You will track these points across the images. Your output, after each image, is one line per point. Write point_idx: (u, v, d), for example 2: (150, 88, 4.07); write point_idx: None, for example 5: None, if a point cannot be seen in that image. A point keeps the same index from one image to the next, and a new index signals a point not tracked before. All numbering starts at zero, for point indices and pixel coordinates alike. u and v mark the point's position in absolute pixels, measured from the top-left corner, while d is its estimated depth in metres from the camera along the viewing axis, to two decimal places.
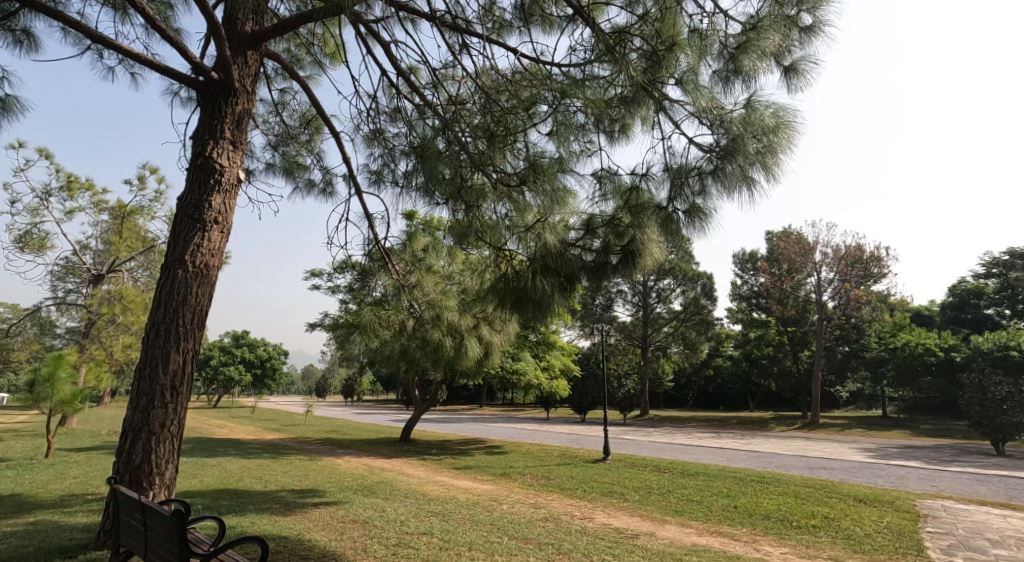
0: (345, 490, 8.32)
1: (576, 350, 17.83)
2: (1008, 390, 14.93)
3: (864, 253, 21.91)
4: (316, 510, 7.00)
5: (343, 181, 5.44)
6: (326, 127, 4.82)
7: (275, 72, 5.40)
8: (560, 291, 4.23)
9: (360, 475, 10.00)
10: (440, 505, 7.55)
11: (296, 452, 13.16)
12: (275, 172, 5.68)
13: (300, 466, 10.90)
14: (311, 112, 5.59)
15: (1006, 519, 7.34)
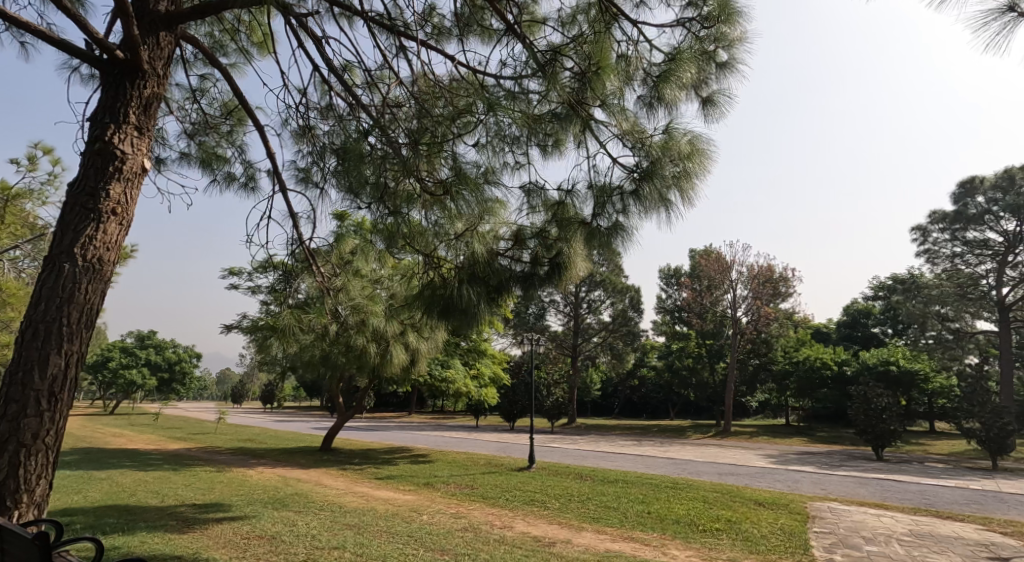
0: (254, 504, 7.90)
1: (506, 359, 17.85)
2: (888, 401, 16.43)
3: (774, 273, 23.56)
4: (218, 526, 6.59)
5: (267, 177, 5.18)
6: (250, 120, 4.56)
7: (194, 57, 5.10)
8: (487, 299, 4.25)
9: (270, 486, 9.51)
10: (356, 517, 7.32)
11: (203, 463, 12.34)
12: (189, 163, 5.33)
13: (206, 478, 10.23)
14: (234, 103, 5.33)
15: (880, 518, 8.07)
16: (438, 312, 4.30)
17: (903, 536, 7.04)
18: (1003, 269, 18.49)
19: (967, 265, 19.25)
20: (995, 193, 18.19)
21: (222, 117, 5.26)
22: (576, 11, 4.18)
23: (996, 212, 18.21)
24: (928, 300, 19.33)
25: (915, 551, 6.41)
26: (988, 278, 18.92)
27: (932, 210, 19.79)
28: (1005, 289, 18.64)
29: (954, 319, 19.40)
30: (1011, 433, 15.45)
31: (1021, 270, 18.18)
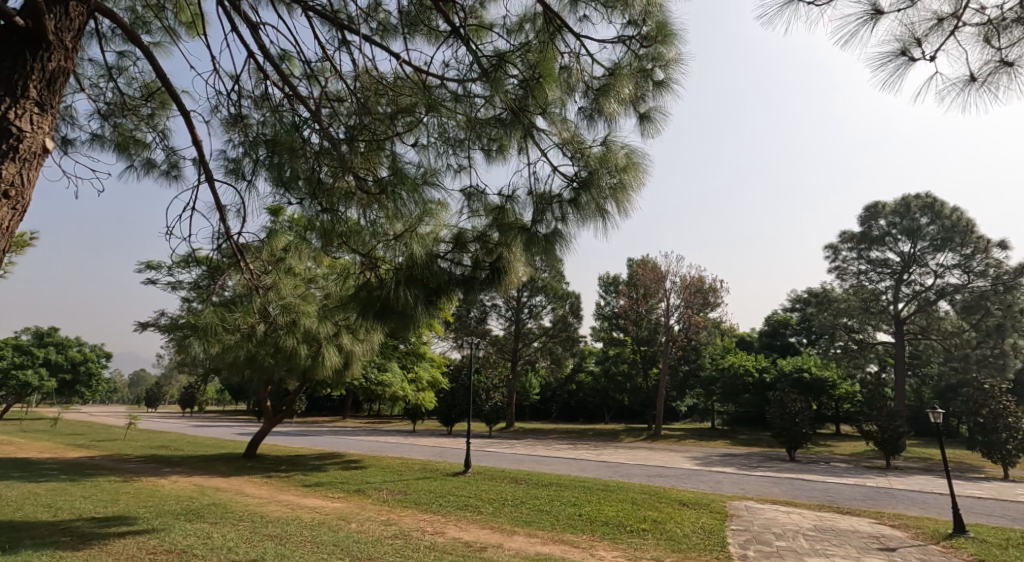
0: (164, 516, 7.46)
1: (445, 362, 17.74)
2: (802, 406, 17.53)
3: (704, 284, 24.68)
4: (120, 541, 6.17)
5: (193, 166, 4.94)
6: (174, 104, 4.35)
7: (112, 32, 4.82)
8: (425, 303, 4.20)
9: (185, 497, 9.00)
10: (278, 527, 7.06)
11: (108, 472, 11.50)
12: (104, 146, 5.02)
13: (110, 489, 9.54)
14: (157, 84, 5.07)
15: (791, 515, 8.60)
16: (374, 313, 4.21)
17: (808, 531, 7.54)
18: (900, 286, 20.13)
19: (870, 281, 20.57)
20: (895, 218, 19.88)
21: (143, 99, 4.98)
22: (524, 19, 4.27)
23: (895, 234, 19.88)
24: (837, 312, 20.90)
25: (818, 545, 6.89)
26: (887, 294, 20.48)
27: (842, 231, 21.28)
28: (900, 304, 20.29)
29: (859, 330, 20.95)
30: (900, 434, 16.87)
31: (914, 287, 19.85)
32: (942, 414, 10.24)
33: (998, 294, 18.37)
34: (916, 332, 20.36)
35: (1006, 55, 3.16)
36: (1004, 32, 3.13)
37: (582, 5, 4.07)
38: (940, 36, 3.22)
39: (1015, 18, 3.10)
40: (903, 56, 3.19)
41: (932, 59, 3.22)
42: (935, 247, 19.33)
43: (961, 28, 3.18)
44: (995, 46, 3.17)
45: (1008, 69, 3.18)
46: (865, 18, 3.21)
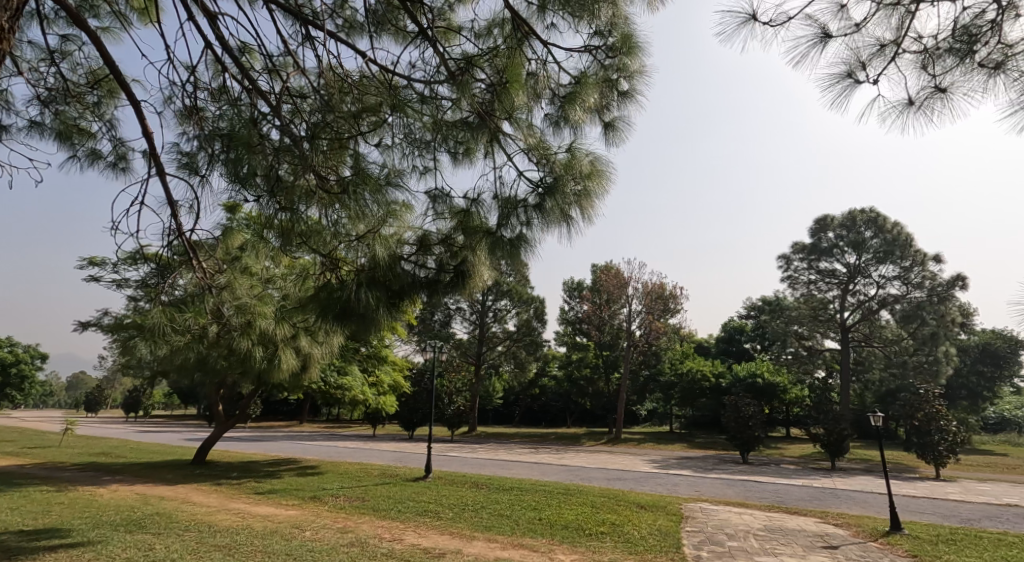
0: (102, 527, 7.15)
1: (407, 365, 17.57)
2: (755, 410, 18.07)
3: (665, 290, 25.19)
4: (52, 555, 5.87)
5: (142, 159, 4.79)
6: (124, 94, 4.22)
7: (55, 15, 4.63)
8: (387, 306, 4.15)
9: (127, 507, 8.64)
10: (228, 536, 6.86)
11: (40, 482, 10.92)
12: (44, 134, 4.82)
13: (41, 500, 9.08)
14: (103, 72, 4.88)
15: (742, 516, 8.85)
16: (334, 315, 4.15)
17: (758, 531, 7.79)
18: (846, 295, 21.00)
19: (820, 291, 21.47)
20: (842, 231, 20.78)
21: (88, 87, 4.78)
22: (492, 24, 4.30)
23: (842, 246, 20.75)
24: (788, 320, 21.52)
25: (767, 544, 7.12)
26: (834, 303, 21.35)
27: (794, 241, 22.04)
28: (846, 313, 21.18)
29: (809, 337, 21.72)
30: (845, 436, 17.56)
31: (859, 297, 20.77)
32: (883, 417, 10.73)
33: (933, 305, 19.32)
34: (860, 339, 21.28)
35: (940, 81, 3.36)
36: (938, 60, 3.33)
37: (549, 13, 4.13)
38: (883, 61, 3.41)
39: (948, 47, 3.30)
40: (849, 79, 3.38)
41: (875, 83, 3.40)
42: (877, 260, 20.26)
43: (902, 54, 3.38)
44: (931, 72, 3.37)
45: (942, 94, 3.38)
46: (815, 41, 3.38)
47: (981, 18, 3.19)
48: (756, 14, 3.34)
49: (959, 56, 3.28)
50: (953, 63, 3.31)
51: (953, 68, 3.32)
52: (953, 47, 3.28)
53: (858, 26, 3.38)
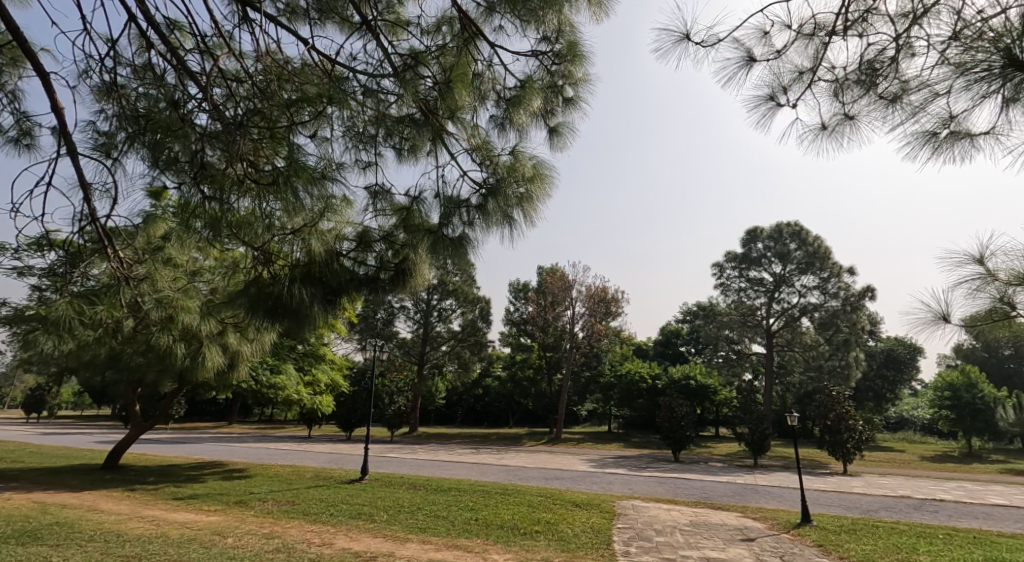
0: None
1: (346, 364, 17.09)
2: (687, 411, 18.76)
3: (607, 294, 25.74)
4: None
5: (50, 135, 4.43)
6: (29, 65, 3.89)
7: None
8: (322, 303, 4.04)
9: (21, 517, 7.98)
10: (139, 546, 6.47)
11: None
12: None
13: None
14: (5, 37, 4.49)
15: (671, 511, 9.17)
16: (264, 311, 3.99)
17: (684, 527, 8.09)
18: (772, 302, 22.13)
19: (750, 298, 22.58)
20: (769, 243, 21.92)
21: None
22: (440, 21, 4.29)
23: (770, 256, 21.88)
24: (720, 325, 22.51)
25: (692, 539, 7.40)
26: (762, 309, 22.45)
27: (727, 251, 23.02)
28: (771, 319, 22.35)
29: (738, 341, 22.71)
30: (766, 435, 18.47)
31: (783, 305, 21.94)
32: (797, 417, 11.34)
33: (847, 313, 20.79)
34: (782, 344, 22.28)
35: (849, 110, 3.60)
36: (847, 89, 3.58)
37: (497, 15, 4.14)
38: (800, 87, 3.63)
39: (855, 79, 3.54)
40: (771, 101, 3.58)
41: (793, 106, 3.62)
42: (801, 270, 21.49)
43: (817, 82, 3.60)
44: (841, 100, 3.62)
45: (850, 122, 3.62)
46: (741, 64, 3.56)
47: (884, 54, 3.44)
48: (689, 34, 3.48)
49: (864, 87, 3.52)
50: (859, 93, 3.55)
51: (860, 98, 3.56)
52: (860, 78, 3.52)
53: (779, 53, 3.59)
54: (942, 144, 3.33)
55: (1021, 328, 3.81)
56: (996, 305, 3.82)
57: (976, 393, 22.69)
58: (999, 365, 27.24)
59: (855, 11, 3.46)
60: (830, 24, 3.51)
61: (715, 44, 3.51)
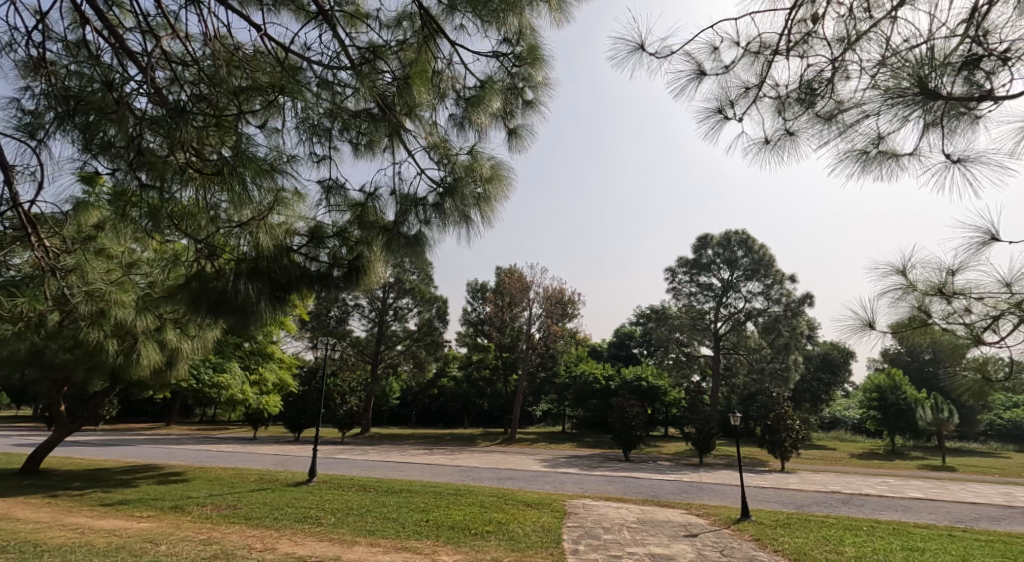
0: None
1: (295, 363, 16.65)
2: (638, 411, 19.13)
3: (564, 295, 25.99)
4: None
5: None
6: None
7: None
8: (270, 300, 3.93)
9: None
10: (62, 556, 6.11)
11: None
12: None
13: None
14: None
15: (619, 510, 9.32)
16: (207, 307, 3.85)
17: (631, 524, 8.24)
18: (720, 306, 22.83)
19: (700, 303, 23.25)
20: (719, 250, 22.65)
21: None
22: (401, 16, 4.21)
23: (719, 263, 22.59)
24: (671, 328, 23.12)
25: (638, 536, 7.55)
26: (711, 313, 23.14)
27: (679, 256, 23.60)
28: (719, 323, 23.06)
29: (687, 344, 23.37)
30: (711, 435, 19.05)
31: (730, 309, 22.68)
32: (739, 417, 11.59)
33: (788, 318, 21.62)
34: (729, 346, 23.04)
35: (790, 126, 3.75)
36: (789, 107, 3.73)
37: (458, 14, 4.10)
38: (746, 102, 3.75)
39: (796, 98, 3.69)
40: (718, 115, 3.69)
41: (740, 121, 3.75)
42: (747, 276, 22.24)
43: (762, 98, 3.73)
44: (783, 117, 3.76)
45: (790, 138, 3.77)
46: (691, 77, 3.65)
47: (821, 75, 3.61)
48: (642, 45, 3.55)
49: (804, 105, 3.67)
50: (799, 111, 3.70)
51: (800, 116, 3.71)
52: (800, 97, 3.67)
53: (728, 68, 3.70)
54: (871, 162, 3.51)
55: (937, 335, 4.03)
56: (914, 312, 4.06)
57: (900, 394, 24.06)
58: (920, 367, 28.99)
59: (797, 33, 3.61)
60: (774, 45, 3.65)
61: (667, 56, 3.60)
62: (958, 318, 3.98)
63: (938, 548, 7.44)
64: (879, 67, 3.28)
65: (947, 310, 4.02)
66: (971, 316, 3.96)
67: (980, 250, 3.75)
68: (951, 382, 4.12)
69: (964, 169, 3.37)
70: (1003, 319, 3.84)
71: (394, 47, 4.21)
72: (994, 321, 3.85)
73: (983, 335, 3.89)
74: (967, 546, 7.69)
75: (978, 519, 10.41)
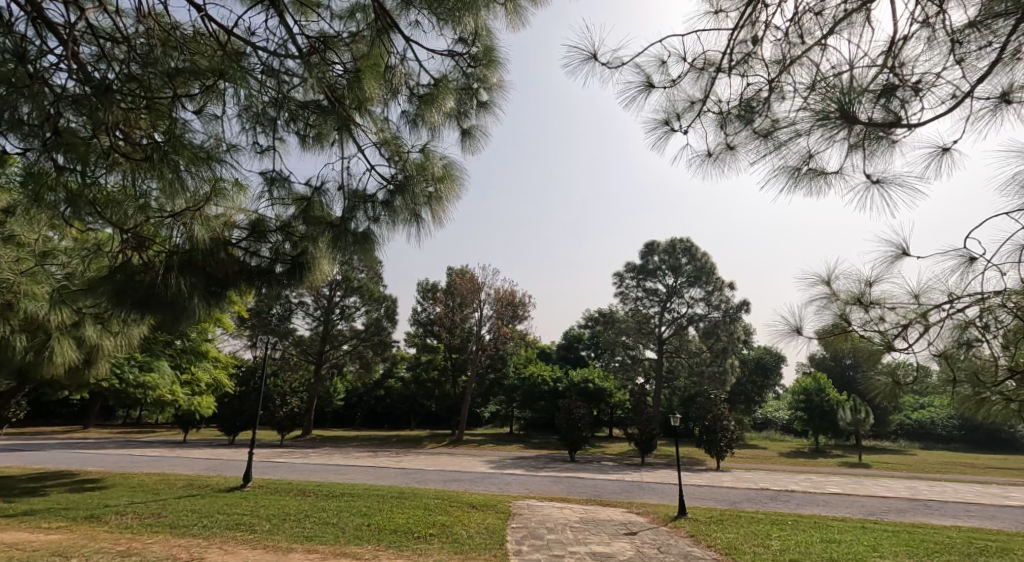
0: None
1: (232, 363, 15.98)
2: (584, 413, 19.38)
3: (515, 298, 26.02)
4: None
5: None
6: None
7: None
8: (204, 295, 3.73)
9: None
10: None
11: None
12: None
13: None
14: None
15: (563, 510, 9.40)
16: (132, 301, 3.58)
17: (574, 524, 8.32)
18: (665, 311, 23.41)
19: (647, 307, 23.77)
20: (664, 256, 23.25)
21: None
22: (354, 8, 4.11)
23: (665, 268, 23.17)
24: (617, 331, 23.58)
25: (581, 535, 7.62)
26: (656, 317, 23.69)
27: (627, 261, 24.05)
28: (664, 326, 23.66)
29: (633, 347, 23.87)
30: (653, 435, 19.49)
31: (674, 314, 23.31)
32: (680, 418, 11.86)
33: (727, 324, 22.39)
34: (671, 350, 23.70)
35: (730, 141, 3.86)
36: (730, 122, 3.84)
37: (413, 10, 4.02)
38: (691, 115, 3.85)
39: (736, 114, 3.81)
40: (665, 126, 3.76)
41: (684, 133, 3.84)
42: (691, 282, 22.90)
43: (706, 112, 3.83)
44: (725, 131, 3.87)
45: (731, 152, 3.88)
46: (640, 89, 3.71)
47: (759, 95, 3.75)
48: (595, 54, 3.58)
49: (744, 121, 3.79)
50: (739, 127, 3.81)
51: (740, 131, 3.82)
52: (740, 113, 3.79)
53: (674, 82, 3.78)
54: (802, 178, 3.66)
55: (857, 342, 4.23)
56: (837, 319, 4.25)
57: (824, 396, 25.35)
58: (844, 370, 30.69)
59: (739, 52, 3.73)
60: (717, 62, 3.76)
61: (616, 67, 3.64)
62: (875, 325, 4.20)
63: (855, 540, 7.88)
64: (809, 91, 3.44)
65: (865, 318, 4.24)
66: (884, 323, 4.19)
67: (893, 263, 3.99)
68: (866, 385, 4.37)
69: (884, 190, 3.57)
70: (911, 327, 4.10)
71: (346, 38, 4.10)
72: (904, 329, 4.11)
73: (894, 341, 4.13)
74: (879, 537, 8.19)
75: (889, 511, 11.12)
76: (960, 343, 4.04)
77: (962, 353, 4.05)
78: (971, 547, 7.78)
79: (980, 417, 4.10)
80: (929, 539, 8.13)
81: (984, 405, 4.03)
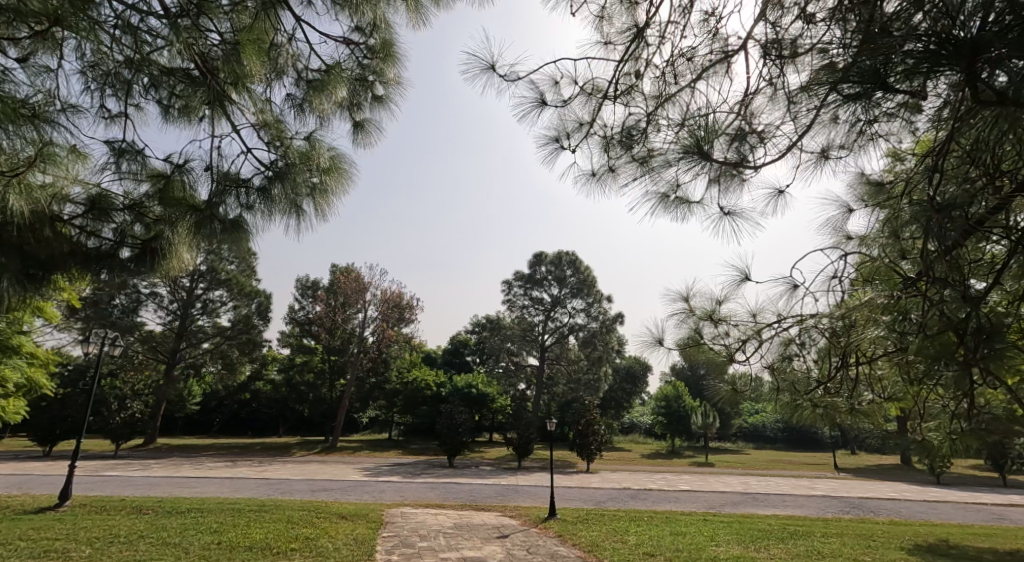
0: None
1: (55, 359, 13.89)
2: (465, 418, 19.42)
3: (402, 300, 25.44)
4: None
5: None
6: None
7: None
8: (19, 280, 3.42)
9: None
10: None
11: None
12: None
13: None
14: None
15: (436, 516, 9.30)
16: None
17: (446, 530, 8.25)
18: (549, 319, 24.14)
19: (533, 315, 24.38)
20: (551, 267, 24.03)
21: None
22: None
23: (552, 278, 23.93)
24: (503, 338, 23.94)
25: (452, 541, 7.57)
26: (540, 325, 24.37)
27: (516, 270, 24.49)
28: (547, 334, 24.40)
29: (517, 354, 24.36)
30: (529, 439, 20.00)
31: (556, 323, 24.12)
32: None
33: (603, 334, 23.64)
34: (553, 357, 24.33)
35: (613, 164, 4.00)
36: (613, 146, 3.97)
37: None
38: (579, 136, 3.96)
39: (618, 139, 3.96)
40: (555, 144, 3.84)
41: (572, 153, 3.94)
42: (574, 293, 23.81)
43: (592, 134, 3.96)
44: (608, 154, 4.00)
45: (612, 174, 4.03)
46: (534, 105, 3.75)
47: (638, 125, 3.95)
48: (492, 66, 3.57)
49: (624, 147, 3.96)
50: (621, 152, 3.97)
51: (621, 156, 3.98)
52: (621, 139, 3.96)
53: (566, 102, 3.87)
54: (670, 205, 3.91)
55: (706, 353, 4.59)
56: (692, 333, 4.56)
57: (681, 402, 27.47)
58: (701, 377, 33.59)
59: (623, 84, 3.92)
60: (604, 89, 3.92)
61: (512, 80, 3.65)
62: (721, 339, 4.60)
63: (699, 531, 8.60)
64: (679, 126, 3.69)
65: (714, 332, 4.62)
66: (729, 338, 4.61)
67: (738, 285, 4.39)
68: (711, 392, 4.77)
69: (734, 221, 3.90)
70: (749, 342, 4.54)
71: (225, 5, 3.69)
72: (744, 344, 4.55)
73: (735, 354, 4.56)
74: (716, 527, 9.03)
75: (727, 504, 12.30)
76: (783, 355, 4.54)
77: (783, 366, 4.56)
78: (785, 531, 8.83)
79: (794, 419, 4.59)
80: (754, 527, 9.10)
81: (797, 409, 4.51)
